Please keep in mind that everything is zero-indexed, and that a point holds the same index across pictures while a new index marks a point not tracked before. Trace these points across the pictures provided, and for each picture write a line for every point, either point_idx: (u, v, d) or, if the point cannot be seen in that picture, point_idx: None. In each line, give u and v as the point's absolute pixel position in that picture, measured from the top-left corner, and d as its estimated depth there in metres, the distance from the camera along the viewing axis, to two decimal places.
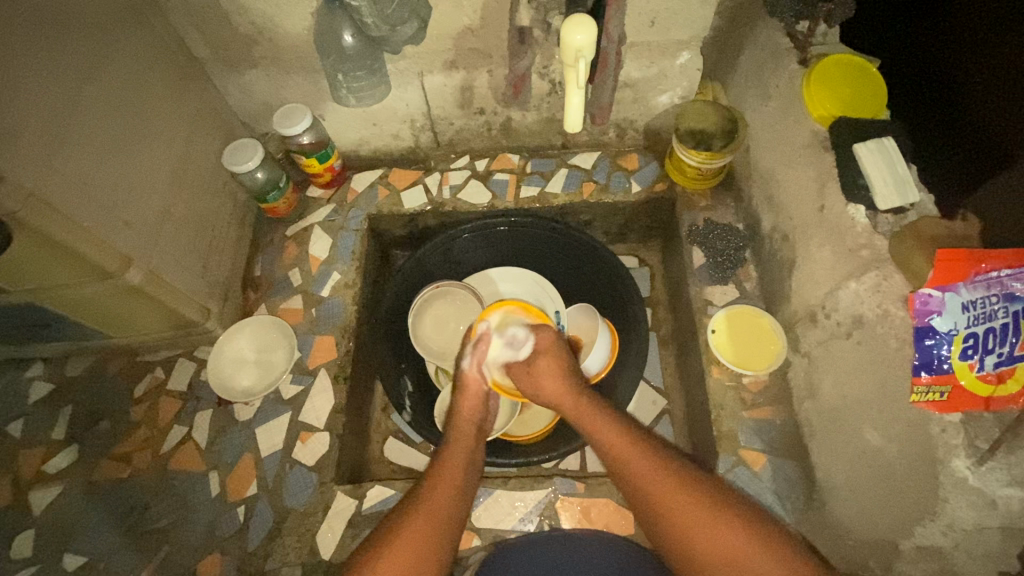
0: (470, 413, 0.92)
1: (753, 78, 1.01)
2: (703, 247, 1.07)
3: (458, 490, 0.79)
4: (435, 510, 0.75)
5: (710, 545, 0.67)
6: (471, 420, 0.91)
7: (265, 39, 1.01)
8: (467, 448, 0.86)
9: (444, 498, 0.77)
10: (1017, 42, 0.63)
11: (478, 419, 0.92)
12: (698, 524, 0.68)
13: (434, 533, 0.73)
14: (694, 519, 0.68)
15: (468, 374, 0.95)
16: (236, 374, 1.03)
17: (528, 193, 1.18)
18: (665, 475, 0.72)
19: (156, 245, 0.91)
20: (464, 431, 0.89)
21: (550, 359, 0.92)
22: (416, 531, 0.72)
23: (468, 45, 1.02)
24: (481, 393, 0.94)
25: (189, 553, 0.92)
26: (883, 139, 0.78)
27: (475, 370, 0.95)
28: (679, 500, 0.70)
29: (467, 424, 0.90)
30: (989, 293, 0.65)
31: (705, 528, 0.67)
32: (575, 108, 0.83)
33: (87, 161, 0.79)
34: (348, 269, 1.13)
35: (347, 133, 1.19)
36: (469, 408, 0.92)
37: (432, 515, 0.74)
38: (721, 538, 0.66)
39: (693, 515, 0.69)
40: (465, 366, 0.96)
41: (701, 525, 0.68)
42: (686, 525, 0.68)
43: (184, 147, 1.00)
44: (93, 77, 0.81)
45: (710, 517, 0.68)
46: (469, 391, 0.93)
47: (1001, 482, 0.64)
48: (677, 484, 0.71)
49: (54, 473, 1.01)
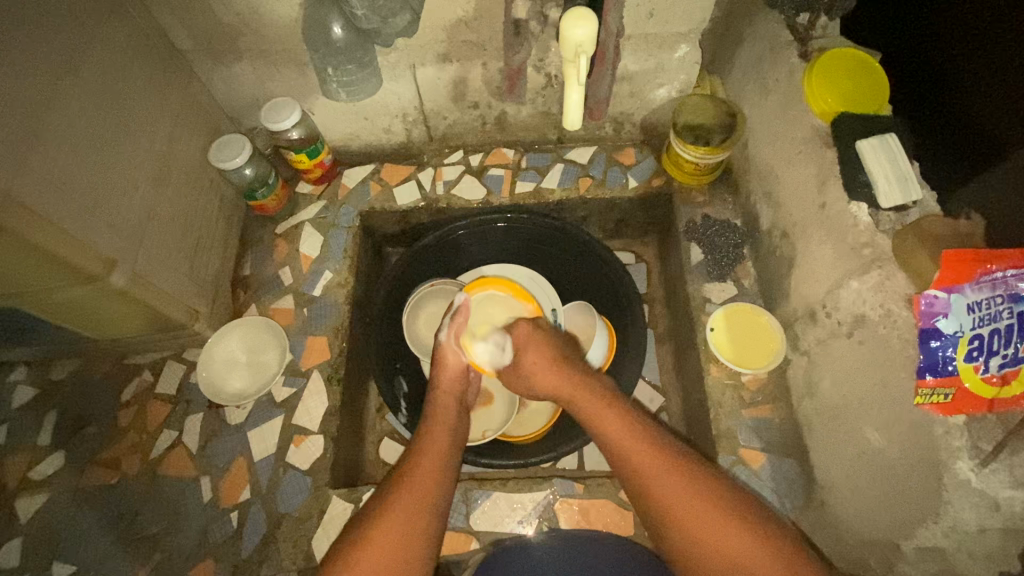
0: (451, 389, 0.90)
1: (752, 71, 0.99)
2: (701, 243, 1.06)
3: (443, 467, 0.77)
4: (422, 488, 0.74)
5: (708, 537, 0.65)
6: (453, 396, 0.90)
7: (251, 31, 0.98)
8: (448, 425, 0.85)
9: (430, 475, 0.75)
10: (1015, 45, 0.63)
11: (459, 394, 0.91)
12: (692, 514, 0.67)
13: (421, 512, 0.72)
14: (695, 516, 0.66)
15: (445, 347, 0.93)
16: (227, 376, 1.01)
17: (523, 188, 1.16)
18: (659, 462, 0.71)
19: (141, 246, 0.88)
20: (445, 406, 0.88)
21: (534, 355, 0.87)
22: (403, 511, 0.71)
23: (461, 36, 1.00)
24: (461, 368, 0.92)
25: (183, 560, 0.90)
26: (887, 135, 0.76)
27: (453, 343, 0.94)
28: (672, 492, 0.68)
29: (449, 400, 0.89)
30: (994, 293, 0.63)
31: (701, 521, 0.66)
32: (575, 106, 0.82)
33: (67, 160, 0.76)
34: (340, 267, 1.10)
35: (337, 127, 1.16)
36: (449, 382, 0.91)
37: (419, 489, 0.73)
38: (721, 533, 0.65)
39: (688, 506, 0.67)
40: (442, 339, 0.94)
41: (696, 517, 0.66)
42: (680, 515, 0.67)
43: (167, 143, 0.96)
44: (70, 73, 0.78)
45: (706, 510, 0.66)
46: (448, 365, 0.91)
47: (1004, 483, 0.63)
48: (674, 477, 0.69)
49: (40, 479, 0.98)
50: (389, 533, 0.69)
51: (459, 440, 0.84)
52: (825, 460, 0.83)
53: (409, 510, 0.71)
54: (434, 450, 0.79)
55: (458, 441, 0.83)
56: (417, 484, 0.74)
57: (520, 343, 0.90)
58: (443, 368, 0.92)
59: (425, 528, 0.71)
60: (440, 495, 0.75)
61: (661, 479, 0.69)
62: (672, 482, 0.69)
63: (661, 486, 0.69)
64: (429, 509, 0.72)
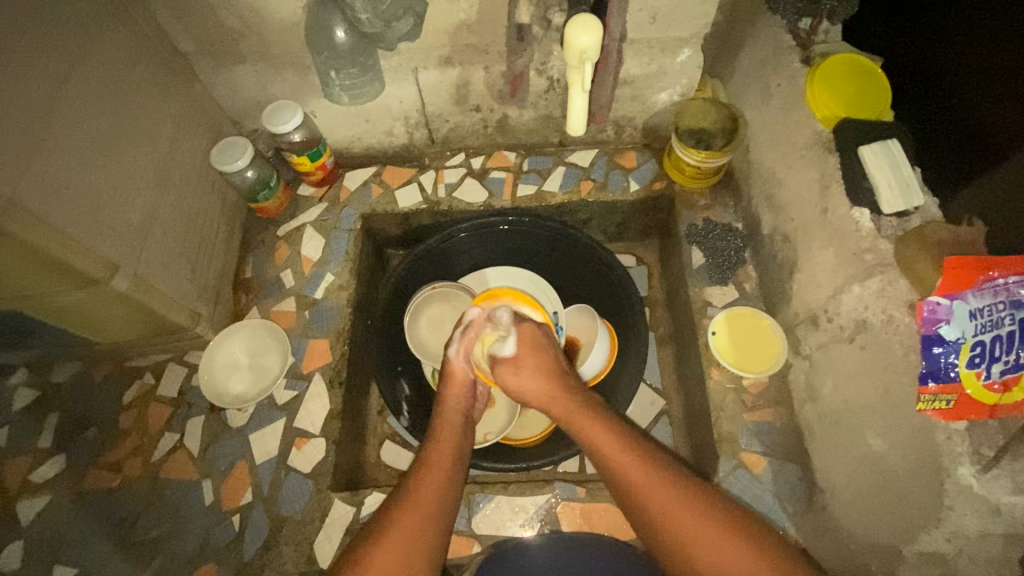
0: (457, 403, 0.90)
1: (753, 76, 1.00)
2: (702, 246, 1.06)
3: (448, 483, 0.77)
4: (420, 508, 0.73)
5: (711, 556, 0.65)
6: (458, 409, 0.89)
7: (253, 33, 0.98)
8: (453, 439, 0.84)
9: (433, 491, 0.75)
10: (1014, 55, 0.64)
11: (465, 407, 0.90)
12: (696, 533, 0.66)
13: (420, 532, 0.71)
14: (696, 534, 0.66)
15: (452, 362, 0.92)
16: (230, 379, 1.01)
17: (526, 191, 1.16)
18: (663, 480, 0.70)
19: (143, 250, 0.88)
20: (449, 422, 0.87)
21: (533, 363, 0.86)
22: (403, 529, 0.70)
23: (464, 40, 1.00)
24: (468, 380, 0.92)
25: (184, 563, 0.90)
26: (889, 141, 0.76)
27: (462, 357, 0.92)
28: (675, 512, 0.67)
29: (454, 414, 0.88)
30: (996, 300, 0.64)
31: (705, 540, 0.65)
32: (579, 110, 0.84)
33: (68, 165, 0.76)
34: (342, 270, 1.10)
35: (339, 129, 1.16)
36: (454, 398, 0.90)
37: (418, 507, 0.73)
38: (722, 549, 0.65)
39: (692, 524, 0.66)
40: (452, 354, 0.93)
41: (699, 538, 0.66)
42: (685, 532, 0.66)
43: (169, 146, 0.96)
44: (72, 78, 0.78)
45: (709, 530, 0.66)
46: (456, 379, 0.91)
47: (1006, 489, 0.63)
48: (675, 499, 0.68)
49: (41, 482, 0.98)
50: (391, 550, 0.68)
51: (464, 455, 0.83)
52: (826, 465, 0.83)
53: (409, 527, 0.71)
54: (437, 466, 0.79)
55: (461, 455, 0.83)
56: (415, 503, 0.73)
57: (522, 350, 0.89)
58: (450, 381, 0.91)
59: (428, 543, 0.71)
60: (443, 513, 0.74)
61: (663, 498, 0.69)
62: (675, 501, 0.68)
63: (661, 501, 0.69)
64: (431, 526, 0.72)
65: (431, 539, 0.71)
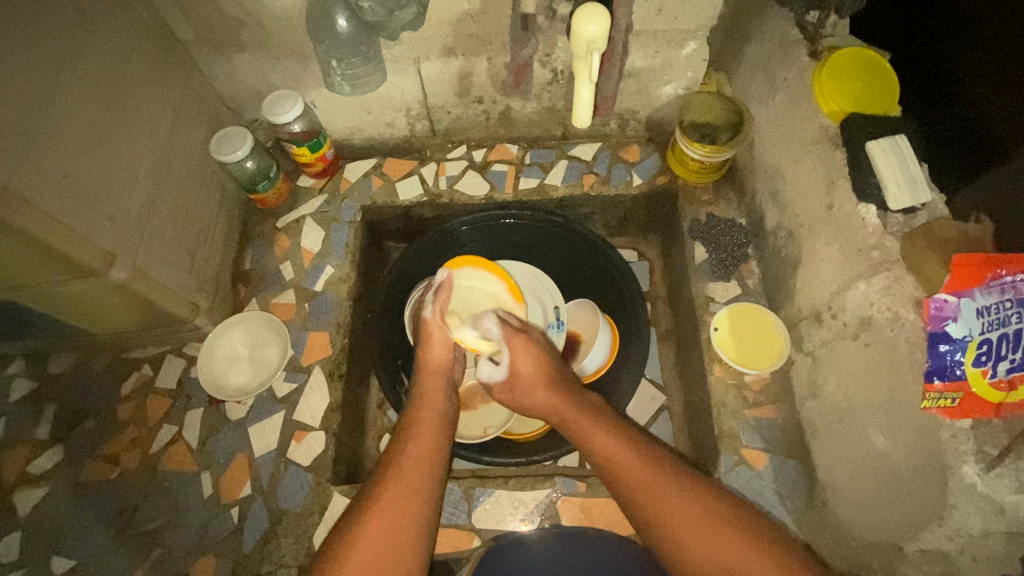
0: (438, 366, 0.89)
1: (759, 70, 0.99)
2: (704, 242, 1.06)
3: (434, 447, 0.78)
4: (411, 475, 0.73)
5: (696, 537, 0.66)
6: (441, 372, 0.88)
7: (254, 22, 0.96)
8: (437, 409, 0.84)
9: (421, 462, 0.75)
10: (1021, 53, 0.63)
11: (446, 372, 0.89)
12: (675, 513, 0.67)
13: (411, 500, 0.71)
14: (682, 516, 0.67)
15: (430, 326, 0.91)
16: (230, 371, 1.01)
17: (528, 184, 1.16)
18: (645, 468, 0.71)
19: (142, 240, 0.87)
20: (432, 388, 0.86)
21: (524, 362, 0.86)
22: (393, 497, 0.71)
23: (468, 31, 0.98)
24: (446, 344, 0.90)
25: (182, 555, 0.90)
26: (897, 136, 0.75)
27: (438, 320, 0.91)
28: (659, 495, 0.69)
29: (437, 379, 0.88)
30: (1003, 298, 0.63)
31: (693, 522, 0.66)
32: (584, 104, 0.81)
33: (66, 154, 0.75)
34: (342, 262, 1.10)
35: (340, 120, 1.15)
36: (436, 358, 0.89)
37: (407, 475, 0.73)
38: (705, 530, 0.66)
39: (674, 509, 0.68)
40: (426, 316, 0.92)
41: (686, 520, 0.67)
42: (666, 514, 0.68)
43: (168, 136, 0.95)
44: (70, 65, 0.76)
45: (695, 513, 0.67)
46: (433, 344, 0.90)
47: (1010, 488, 0.62)
48: (658, 484, 0.70)
49: (38, 473, 0.98)
50: (381, 520, 0.68)
51: (448, 423, 0.84)
52: (828, 462, 0.83)
53: (398, 496, 0.71)
54: (422, 436, 0.79)
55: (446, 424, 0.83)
56: (405, 471, 0.73)
57: (517, 351, 0.88)
58: (427, 346, 0.90)
59: (417, 513, 0.70)
60: (430, 482, 0.74)
61: (644, 479, 0.70)
62: (660, 487, 0.69)
63: (643, 484, 0.70)
64: (418, 498, 0.71)
65: (423, 507, 0.71)
